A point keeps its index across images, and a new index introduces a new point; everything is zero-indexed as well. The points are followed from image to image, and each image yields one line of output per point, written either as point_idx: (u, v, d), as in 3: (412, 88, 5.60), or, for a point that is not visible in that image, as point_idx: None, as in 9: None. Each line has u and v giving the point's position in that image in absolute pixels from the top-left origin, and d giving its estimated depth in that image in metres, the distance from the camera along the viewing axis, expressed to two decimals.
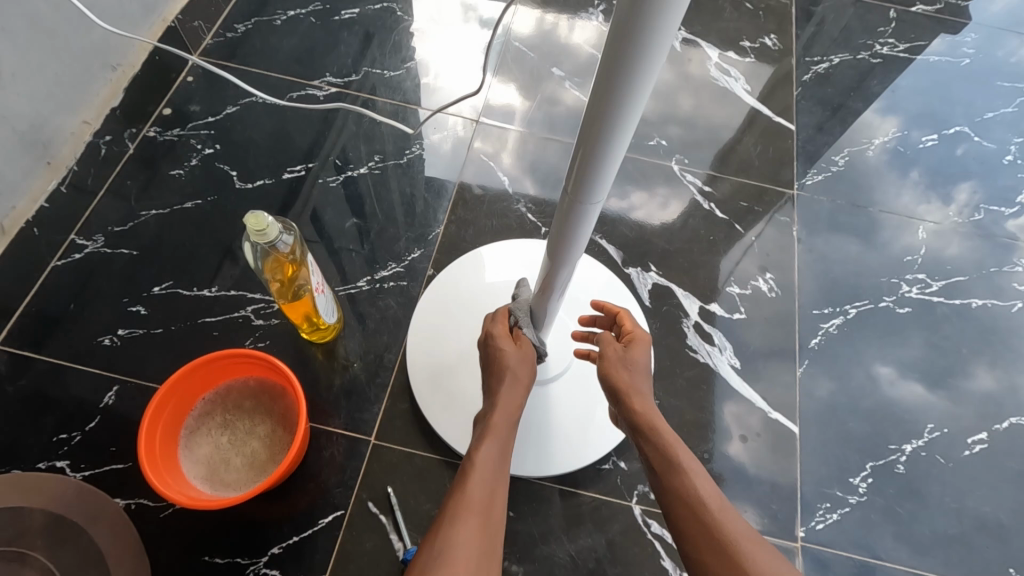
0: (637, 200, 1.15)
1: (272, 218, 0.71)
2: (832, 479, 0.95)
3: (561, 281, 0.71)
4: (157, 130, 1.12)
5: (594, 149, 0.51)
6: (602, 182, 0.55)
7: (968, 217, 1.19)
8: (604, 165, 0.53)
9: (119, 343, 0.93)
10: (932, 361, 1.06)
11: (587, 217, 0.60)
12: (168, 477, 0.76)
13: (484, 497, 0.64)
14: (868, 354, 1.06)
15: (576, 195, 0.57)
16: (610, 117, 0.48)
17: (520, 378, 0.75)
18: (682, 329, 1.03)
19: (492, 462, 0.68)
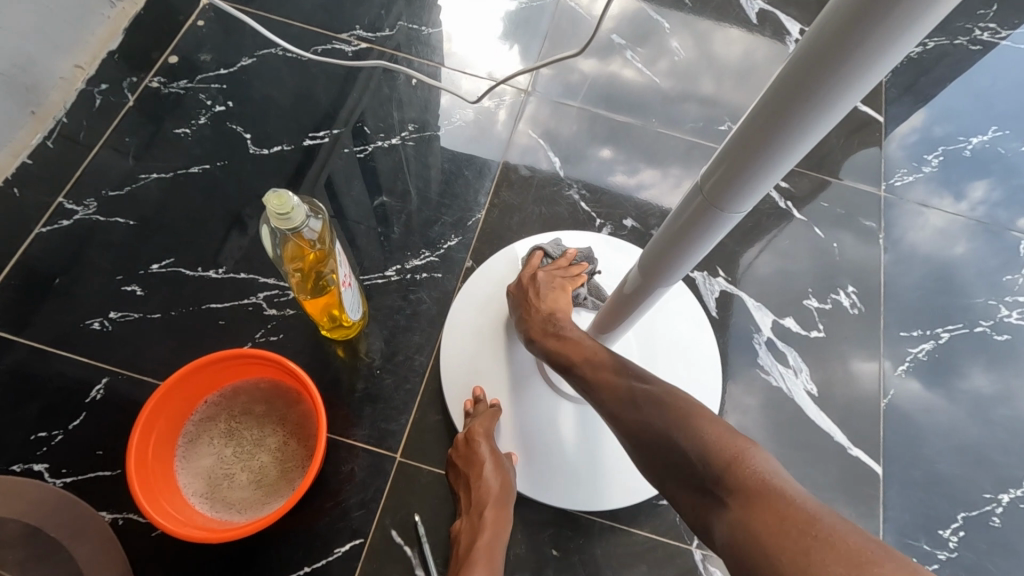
0: (646, 176, 1.00)
1: (298, 198, 0.57)
2: (918, 529, 0.83)
3: (649, 298, 0.61)
4: (162, 81, 0.97)
5: (749, 159, 0.39)
6: (745, 202, 0.44)
7: (980, 215, 1.04)
8: (756, 181, 0.41)
9: (110, 328, 0.81)
10: (934, 360, 0.93)
11: (712, 236, 0.49)
12: (160, 498, 0.63)
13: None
14: (962, 385, 0.92)
15: (705, 209, 0.46)
16: (791, 123, 0.35)
17: (503, 462, 0.72)
18: (752, 345, 0.91)
19: (494, 555, 0.65)
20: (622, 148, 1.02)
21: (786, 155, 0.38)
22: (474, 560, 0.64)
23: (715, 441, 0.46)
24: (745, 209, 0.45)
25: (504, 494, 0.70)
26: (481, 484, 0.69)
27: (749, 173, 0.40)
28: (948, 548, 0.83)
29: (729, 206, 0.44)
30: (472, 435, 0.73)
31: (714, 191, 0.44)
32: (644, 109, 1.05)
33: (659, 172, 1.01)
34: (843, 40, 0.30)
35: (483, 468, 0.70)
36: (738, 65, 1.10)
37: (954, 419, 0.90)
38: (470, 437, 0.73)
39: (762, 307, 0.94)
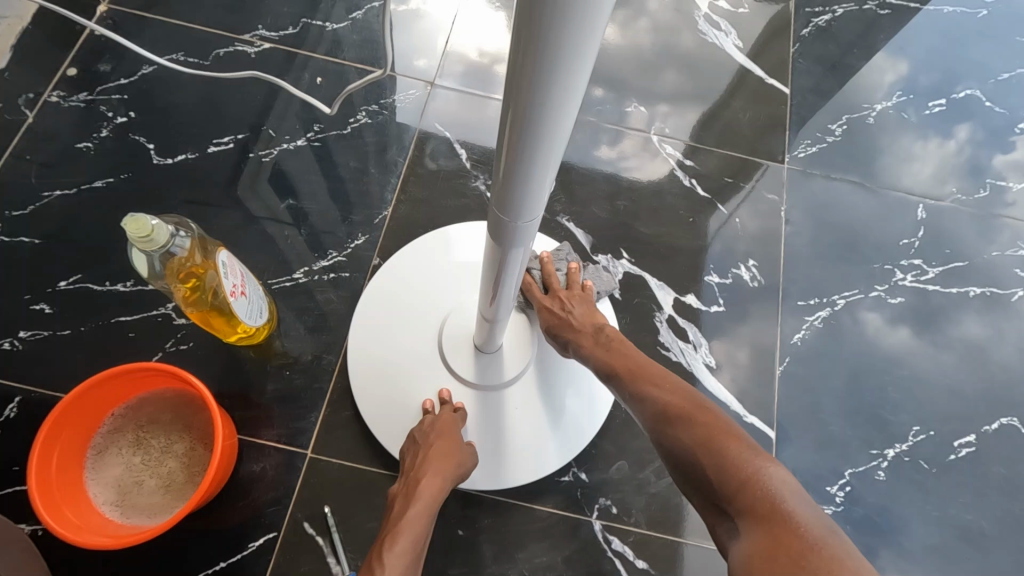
0: (628, 147, 1.04)
1: (158, 219, 0.59)
2: (809, 488, 0.90)
3: (512, 270, 0.57)
4: (61, 94, 0.97)
5: (525, 120, 0.36)
6: (532, 199, 0.44)
7: (966, 155, 1.10)
8: (543, 142, 0.37)
9: (20, 347, 0.83)
10: (919, 307, 1.01)
11: (524, 231, 0.49)
12: (68, 511, 0.67)
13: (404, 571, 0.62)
14: (900, 319, 1.00)
15: (511, 181, 0.42)
16: (542, 75, 0.32)
17: (457, 453, 0.74)
18: (654, 323, 0.94)
19: (418, 531, 0.66)
20: None
21: (558, 111, 0.34)
22: (399, 533, 0.65)
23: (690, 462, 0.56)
24: (551, 170, 0.41)
25: (445, 481, 0.71)
26: (426, 466, 0.71)
27: (533, 136, 0.37)
28: (834, 503, 0.89)
29: (531, 175, 0.41)
30: (444, 427, 0.75)
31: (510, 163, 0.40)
32: None
33: (640, 141, 1.05)
34: (530, 45, 0.30)
35: (438, 455, 0.72)
36: (643, 48, 1.11)
37: (936, 360, 0.98)
38: (441, 427, 0.75)
39: (663, 286, 0.96)
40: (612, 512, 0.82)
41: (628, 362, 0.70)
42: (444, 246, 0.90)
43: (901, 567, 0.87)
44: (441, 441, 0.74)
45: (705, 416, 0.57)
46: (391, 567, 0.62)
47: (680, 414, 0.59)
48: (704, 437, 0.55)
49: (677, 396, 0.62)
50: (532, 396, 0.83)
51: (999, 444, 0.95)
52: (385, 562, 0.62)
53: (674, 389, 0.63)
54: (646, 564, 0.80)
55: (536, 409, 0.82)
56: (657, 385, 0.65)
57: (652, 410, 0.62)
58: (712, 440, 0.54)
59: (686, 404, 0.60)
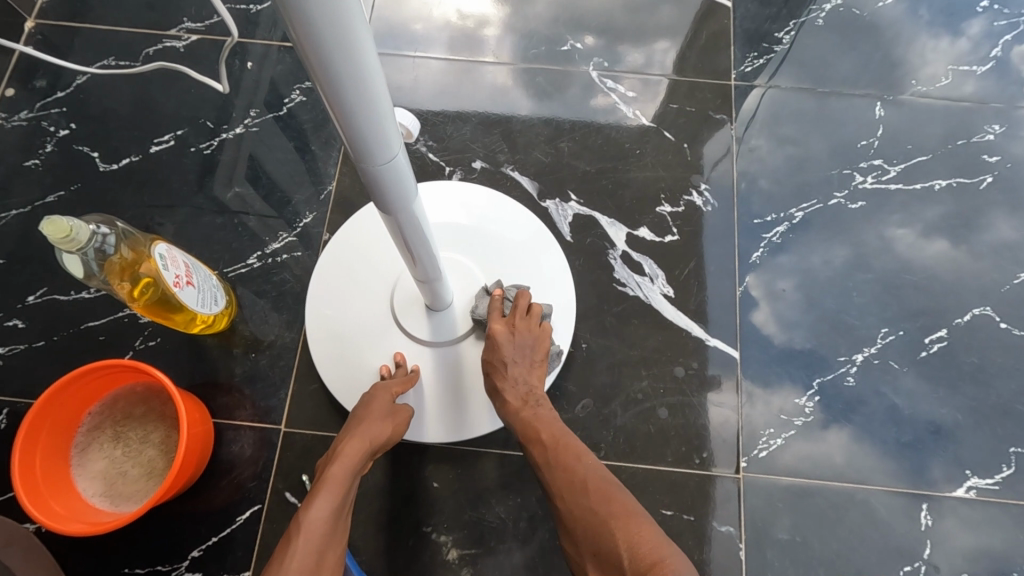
0: (628, 87, 1.02)
1: (76, 219, 0.61)
2: (779, 402, 0.89)
3: (418, 231, 0.58)
4: (4, 116, 0.99)
5: (342, 104, 0.36)
6: (386, 145, 0.41)
7: (981, 52, 1.05)
8: (372, 114, 0.38)
9: (1, 363, 0.87)
10: (951, 216, 0.99)
11: (400, 176, 0.47)
12: (56, 505, 0.71)
13: (325, 521, 0.61)
14: (938, 231, 0.98)
15: (366, 164, 0.43)
16: (324, 55, 0.32)
17: (384, 413, 0.74)
18: (607, 261, 0.93)
19: (341, 485, 0.66)
20: (463, 90, 1.02)
21: (362, 80, 0.35)
22: (320, 488, 0.65)
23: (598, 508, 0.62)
24: (386, 102, 0.38)
25: (371, 439, 0.71)
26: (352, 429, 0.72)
27: (357, 113, 0.37)
28: (804, 414, 0.89)
29: (381, 150, 0.41)
30: (374, 393, 0.76)
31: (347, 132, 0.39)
32: (487, 47, 1.04)
33: (641, 82, 1.03)
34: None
35: (363, 417, 0.73)
36: None
37: (968, 270, 0.96)
38: (371, 394, 0.76)
39: (615, 223, 0.95)
40: None
41: (553, 431, 0.71)
42: None
43: (879, 466, 0.87)
44: (374, 404, 0.74)
45: (622, 501, 0.62)
46: (312, 518, 0.61)
47: (595, 501, 0.63)
48: (608, 518, 0.61)
49: (603, 478, 0.66)
50: None
51: (972, 335, 0.93)
52: (312, 507, 0.62)
53: (575, 472, 0.67)
54: None
55: None
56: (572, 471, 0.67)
57: (568, 486, 0.66)
58: (624, 528, 0.59)
59: (605, 489, 0.64)
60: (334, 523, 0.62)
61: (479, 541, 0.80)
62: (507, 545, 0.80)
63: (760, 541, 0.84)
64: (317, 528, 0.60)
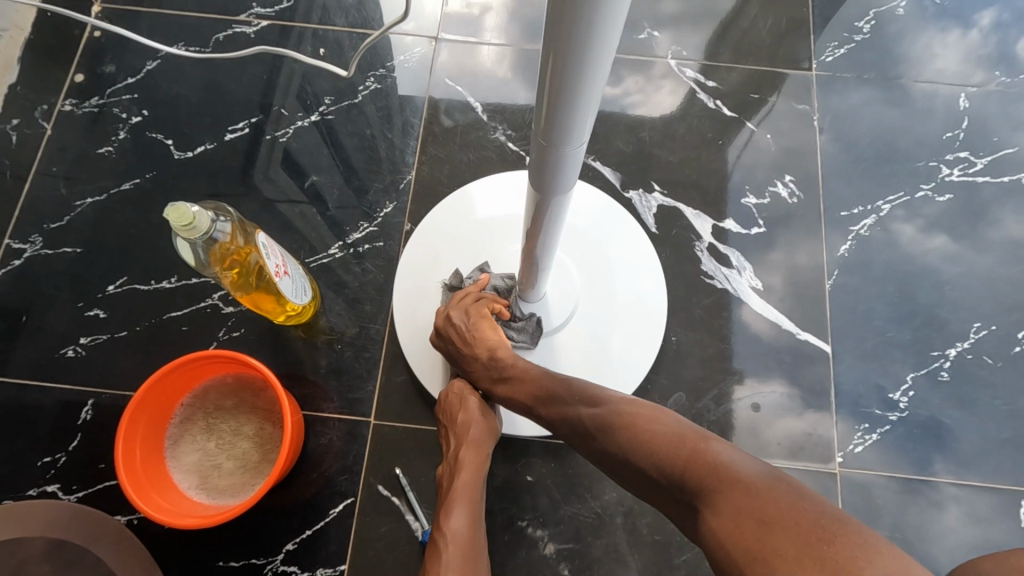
0: (631, 84, 1.00)
1: (197, 207, 0.60)
2: (870, 397, 0.88)
3: (552, 221, 0.59)
4: (74, 102, 0.97)
5: (564, 79, 0.38)
6: (579, 120, 0.42)
7: (993, 43, 1.04)
8: (582, 99, 0.39)
9: (83, 353, 0.86)
10: (955, 213, 0.97)
11: (572, 157, 0.47)
12: (160, 499, 0.70)
13: (466, 536, 0.66)
14: (937, 226, 0.96)
15: (548, 139, 0.44)
16: (579, 14, 0.32)
17: (488, 413, 0.75)
18: (694, 254, 0.92)
19: (471, 495, 0.69)
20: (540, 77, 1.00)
21: (597, 51, 0.35)
22: (453, 502, 0.68)
23: (613, 414, 0.57)
24: (602, 82, 0.39)
25: (483, 447, 0.72)
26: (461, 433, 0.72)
27: (569, 91, 0.39)
28: (899, 409, 0.88)
29: (570, 133, 0.43)
30: (462, 390, 0.75)
31: (553, 96, 0.39)
32: None
33: (643, 77, 1.01)
34: None
35: (468, 422, 0.73)
36: None
37: (983, 264, 0.95)
38: (460, 393, 0.75)
39: (700, 215, 0.94)
40: None
41: (531, 390, 0.68)
42: (470, 204, 0.90)
43: (976, 464, 0.86)
44: (471, 404, 0.74)
45: (632, 410, 0.57)
46: (452, 535, 0.66)
47: (591, 431, 0.59)
48: (628, 418, 0.56)
49: (610, 406, 0.59)
50: (581, 339, 0.84)
51: None
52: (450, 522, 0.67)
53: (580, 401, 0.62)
54: None
55: (587, 352, 0.83)
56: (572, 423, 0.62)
57: (582, 434, 0.60)
58: (635, 429, 0.54)
59: (602, 413, 0.59)
60: (473, 533, 0.67)
61: (577, 536, 0.79)
62: (604, 539, 0.79)
63: None
64: (461, 544, 0.66)
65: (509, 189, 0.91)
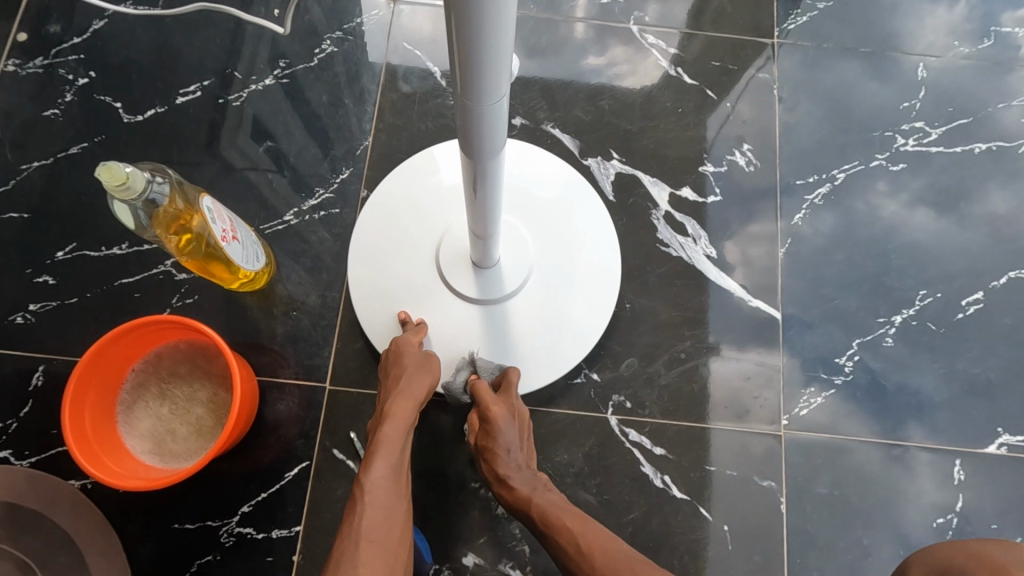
0: (599, 51, 0.99)
1: (130, 166, 0.58)
2: (817, 361, 0.90)
3: (490, 183, 0.59)
4: (17, 63, 0.94)
5: (467, 23, 0.36)
6: (493, 65, 0.40)
7: (978, 16, 1.04)
8: (491, 46, 0.38)
9: (33, 321, 0.85)
10: (934, 186, 0.98)
11: (494, 107, 0.45)
12: (112, 463, 0.71)
13: (386, 483, 0.64)
14: (922, 200, 0.97)
15: (469, 97, 0.44)
16: None
17: (425, 368, 0.75)
18: (651, 221, 0.93)
19: (396, 446, 0.68)
20: None
21: None
22: (376, 450, 0.67)
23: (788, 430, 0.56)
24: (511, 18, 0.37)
25: (413, 400, 0.72)
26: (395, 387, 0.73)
27: (477, 38, 0.37)
28: (844, 373, 0.90)
29: (488, 86, 0.42)
30: (401, 347, 0.76)
31: (461, 39, 0.37)
32: None
33: (609, 41, 1.00)
34: None
35: (401, 375, 0.74)
36: None
37: (956, 240, 0.96)
38: (398, 350, 0.76)
39: (658, 183, 0.94)
40: (626, 406, 0.85)
41: None
42: (430, 167, 0.89)
43: (923, 420, 0.89)
44: (408, 362, 0.75)
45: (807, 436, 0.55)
46: (373, 481, 0.64)
47: None
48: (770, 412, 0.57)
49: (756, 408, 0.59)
50: (537, 303, 0.84)
51: (1008, 297, 0.94)
52: (371, 468, 0.65)
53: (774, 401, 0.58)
54: (662, 450, 0.85)
55: (543, 316, 0.84)
56: (580, 560, 0.63)
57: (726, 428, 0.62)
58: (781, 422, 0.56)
59: (644, 562, 0.60)
60: (395, 482, 0.65)
61: None
62: None
63: (799, 495, 0.85)
64: (382, 491, 0.64)
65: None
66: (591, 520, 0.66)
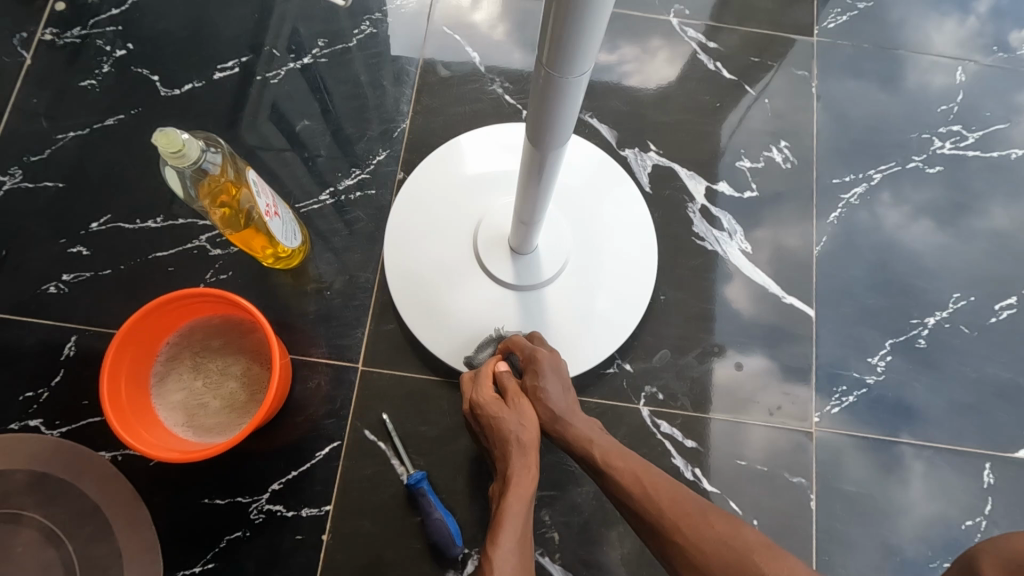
0: (638, 43, 0.99)
1: (186, 134, 0.58)
2: (848, 360, 0.90)
3: (550, 166, 0.58)
4: (54, 32, 0.94)
5: None
6: (586, 38, 0.39)
7: (989, 32, 1.04)
8: (589, 20, 0.37)
9: (66, 291, 0.84)
10: (941, 202, 0.97)
11: (576, 84, 0.44)
12: (146, 433, 0.70)
13: (514, 573, 0.57)
14: (923, 211, 0.97)
15: (553, 70, 0.42)
16: None
17: (525, 415, 0.68)
18: (687, 214, 0.92)
19: (522, 521, 0.61)
20: None
21: None
22: (501, 524, 0.60)
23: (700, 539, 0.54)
24: None
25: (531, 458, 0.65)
26: (504, 430, 0.67)
27: (577, 10, 0.37)
28: (876, 372, 0.90)
29: (575, 60, 0.41)
30: (482, 398, 0.69)
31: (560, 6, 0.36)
32: None
33: (648, 33, 1.00)
34: None
35: (502, 422, 0.67)
36: None
37: (959, 256, 0.96)
38: (481, 399, 0.69)
39: (695, 176, 0.94)
40: (659, 398, 0.86)
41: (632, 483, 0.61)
42: (459, 156, 0.89)
43: (915, 432, 0.88)
44: (501, 404, 0.68)
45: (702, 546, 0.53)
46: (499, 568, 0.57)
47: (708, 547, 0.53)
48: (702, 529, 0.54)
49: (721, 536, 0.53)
50: (573, 291, 0.84)
51: None
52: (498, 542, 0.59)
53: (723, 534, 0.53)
54: (693, 443, 0.85)
55: (579, 304, 0.84)
56: (687, 551, 0.54)
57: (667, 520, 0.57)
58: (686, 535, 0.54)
59: (768, 550, 0.51)
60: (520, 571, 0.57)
61: (559, 483, 0.81)
62: (585, 486, 0.81)
63: (827, 493, 0.85)
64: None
65: (497, 146, 0.90)
66: (710, 509, 0.56)
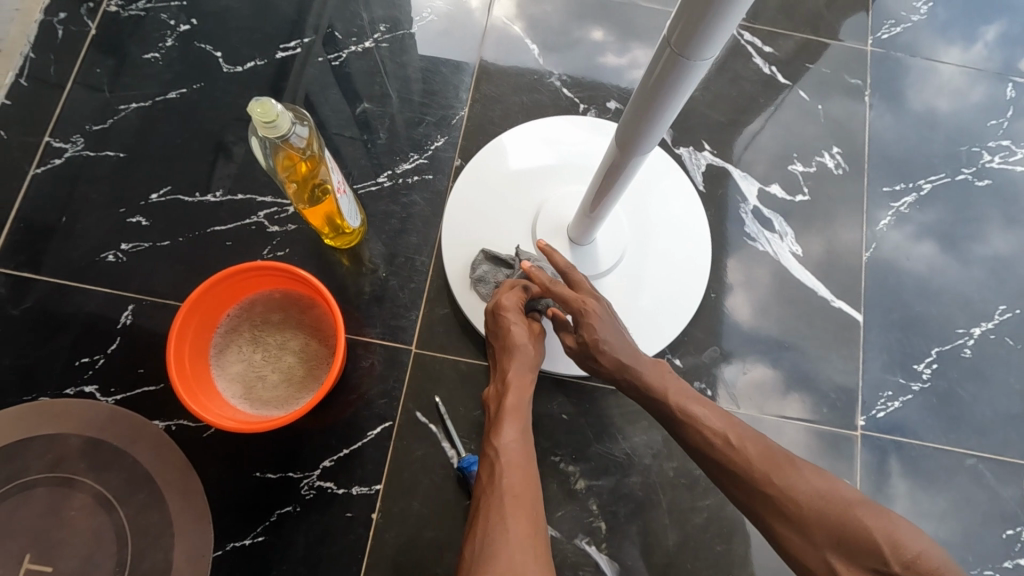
0: None
1: (280, 106, 0.59)
2: (895, 365, 0.91)
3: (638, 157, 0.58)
4: (119, 3, 0.94)
5: None
6: (724, 24, 0.39)
7: (996, 60, 1.04)
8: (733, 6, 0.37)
9: (124, 259, 0.84)
10: (954, 220, 0.97)
11: (695, 70, 0.44)
12: (206, 402, 0.70)
13: (517, 448, 0.63)
14: (925, 234, 0.96)
15: (678, 54, 0.43)
16: None
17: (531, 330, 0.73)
18: (738, 215, 0.94)
19: (522, 413, 0.66)
20: (611, 21, 1.01)
21: None
22: (503, 418, 0.65)
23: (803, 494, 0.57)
24: None
25: (532, 365, 0.70)
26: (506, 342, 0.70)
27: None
28: (921, 380, 0.90)
29: (705, 45, 0.41)
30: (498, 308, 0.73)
31: None
32: None
33: None
34: None
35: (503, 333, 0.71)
36: None
37: (970, 274, 0.95)
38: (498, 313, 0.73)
39: (748, 177, 0.95)
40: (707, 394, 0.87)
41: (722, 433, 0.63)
42: (502, 155, 0.89)
43: (959, 440, 0.88)
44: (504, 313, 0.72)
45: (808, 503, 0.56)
46: (504, 448, 0.63)
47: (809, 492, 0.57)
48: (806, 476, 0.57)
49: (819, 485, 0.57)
50: (628, 283, 0.85)
51: None
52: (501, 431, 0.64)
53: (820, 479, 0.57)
54: None
55: (633, 296, 0.85)
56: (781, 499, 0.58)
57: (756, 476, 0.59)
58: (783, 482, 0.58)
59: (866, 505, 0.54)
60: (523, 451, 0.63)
61: (607, 472, 0.81)
62: (632, 477, 0.82)
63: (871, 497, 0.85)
64: (516, 456, 0.62)
65: (539, 140, 0.90)
66: (796, 459, 0.59)
